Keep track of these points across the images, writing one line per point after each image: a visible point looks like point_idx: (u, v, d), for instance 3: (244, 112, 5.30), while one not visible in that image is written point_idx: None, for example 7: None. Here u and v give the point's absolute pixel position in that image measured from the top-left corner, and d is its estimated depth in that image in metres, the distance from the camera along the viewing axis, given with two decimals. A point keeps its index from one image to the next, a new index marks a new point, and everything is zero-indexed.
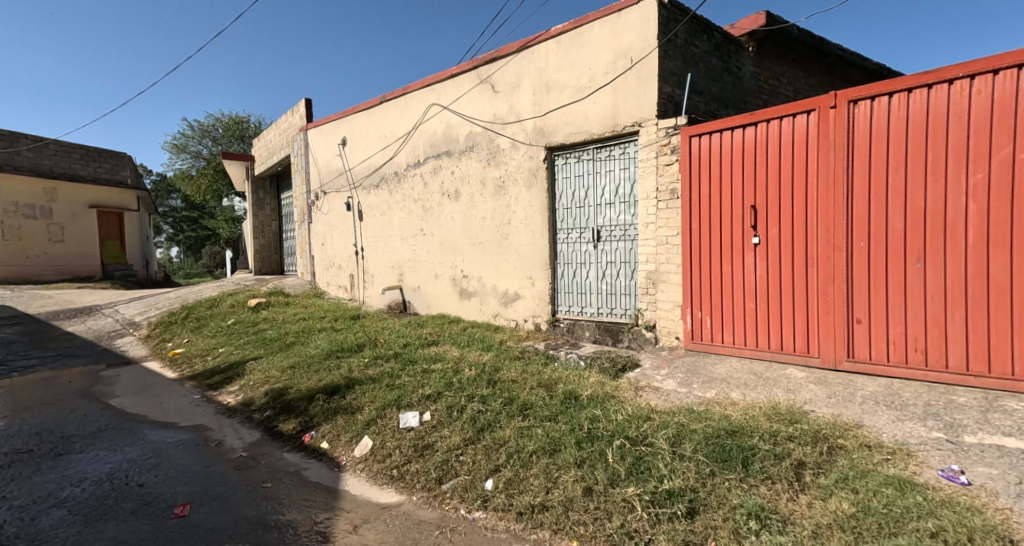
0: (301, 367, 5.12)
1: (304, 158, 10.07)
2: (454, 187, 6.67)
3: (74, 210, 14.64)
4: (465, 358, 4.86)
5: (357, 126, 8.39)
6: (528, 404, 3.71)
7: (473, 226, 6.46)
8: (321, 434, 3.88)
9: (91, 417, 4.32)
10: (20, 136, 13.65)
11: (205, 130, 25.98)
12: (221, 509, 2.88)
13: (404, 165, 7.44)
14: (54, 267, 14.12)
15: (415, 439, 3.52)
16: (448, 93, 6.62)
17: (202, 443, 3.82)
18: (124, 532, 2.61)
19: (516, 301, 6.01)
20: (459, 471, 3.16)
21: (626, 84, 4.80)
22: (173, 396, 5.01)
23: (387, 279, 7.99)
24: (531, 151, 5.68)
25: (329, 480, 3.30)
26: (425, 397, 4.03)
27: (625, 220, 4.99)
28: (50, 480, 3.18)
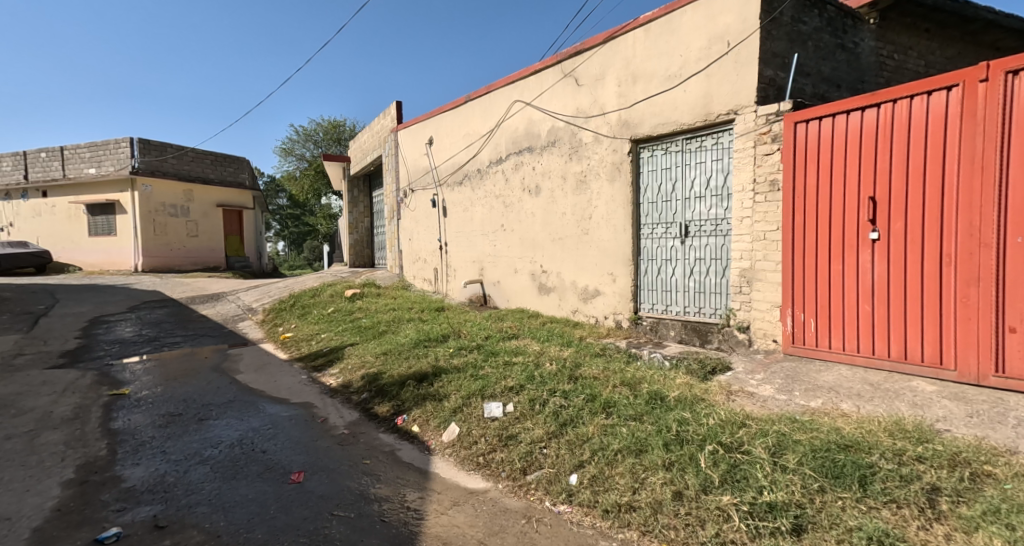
0: (393, 354, 5.44)
1: (394, 158, 10.62)
2: (536, 183, 6.69)
3: (206, 209, 16.66)
4: (545, 352, 4.88)
5: (442, 126, 8.70)
6: (611, 402, 3.64)
7: (553, 221, 6.45)
8: (411, 418, 4.10)
9: (222, 389, 4.92)
10: (168, 145, 15.54)
11: (308, 134, 28.27)
12: (329, 480, 3.14)
13: (487, 162, 7.60)
14: (189, 258, 16.20)
15: (499, 429, 3.60)
16: (531, 89, 6.64)
17: (310, 419, 4.20)
18: (253, 491, 2.94)
19: (596, 297, 5.92)
20: (543, 464, 3.19)
21: (721, 70, 4.52)
22: (285, 374, 5.55)
23: (469, 273, 8.22)
24: (615, 144, 5.55)
25: (420, 461, 3.49)
26: (508, 389, 4.10)
27: (717, 214, 4.73)
28: (194, 440, 3.66)
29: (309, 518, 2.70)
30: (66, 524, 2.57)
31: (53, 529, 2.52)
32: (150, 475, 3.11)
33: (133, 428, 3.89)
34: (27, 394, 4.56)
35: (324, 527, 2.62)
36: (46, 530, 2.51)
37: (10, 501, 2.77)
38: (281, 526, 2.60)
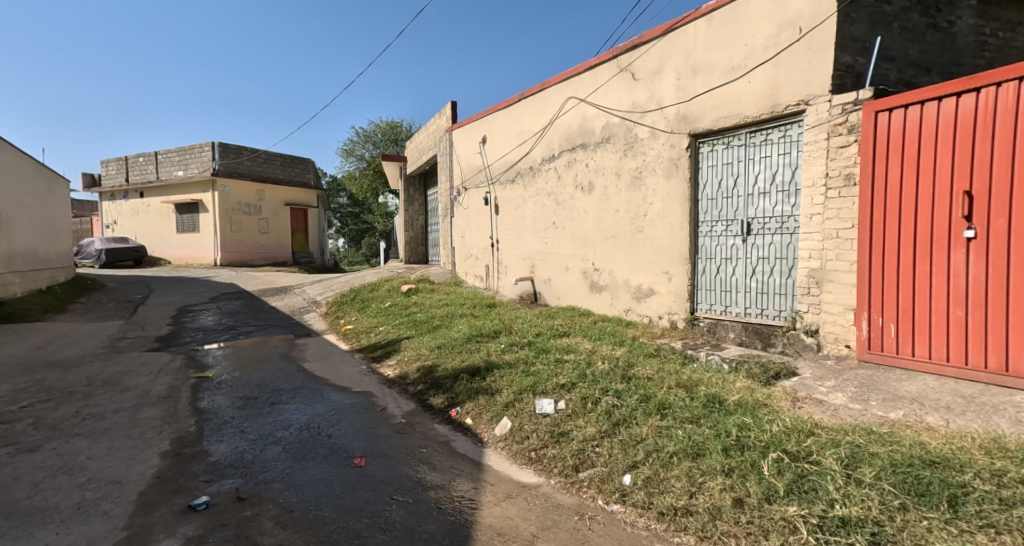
0: (446, 348, 5.58)
1: (448, 157, 10.84)
2: (588, 179, 6.63)
3: (275, 208, 17.72)
4: (597, 351, 4.83)
5: (496, 124, 8.78)
6: (666, 403, 3.56)
7: (606, 219, 6.37)
8: (465, 410, 4.20)
9: (291, 376, 5.24)
10: (243, 148, 16.66)
11: (368, 135, 29.39)
12: (390, 466, 3.28)
13: (539, 159, 7.61)
14: (260, 253, 17.30)
15: (551, 425, 3.61)
16: (586, 85, 6.58)
17: (370, 407, 4.40)
18: (321, 472, 3.13)
19: (650, 297, 5.80)
20: (595, 462, 3.18)
21: (791, 58, 4.30)
22: (347, 364, 5.84)
23: (520, 270, 8.26)
24: (673, 139, 5.40)
25: (473, 453, 3.57)
26: (559, 386, 4.10)
27: (783, 211, 4.51)
28: (268, 422, 3.93)
29: (371, 500, 2.84)
30: (164, 490, 2.84)
31: (154, 494, 2.80)
32: (232, 451, 3.38)
33: (217, 408, 4.23)
34: (129, 373, 5.07)
35: (385, 510, 2.75)
36: (148, 494, 2.79)
37: (119, 467, 3.10)
38: (346, 506, 2.76)
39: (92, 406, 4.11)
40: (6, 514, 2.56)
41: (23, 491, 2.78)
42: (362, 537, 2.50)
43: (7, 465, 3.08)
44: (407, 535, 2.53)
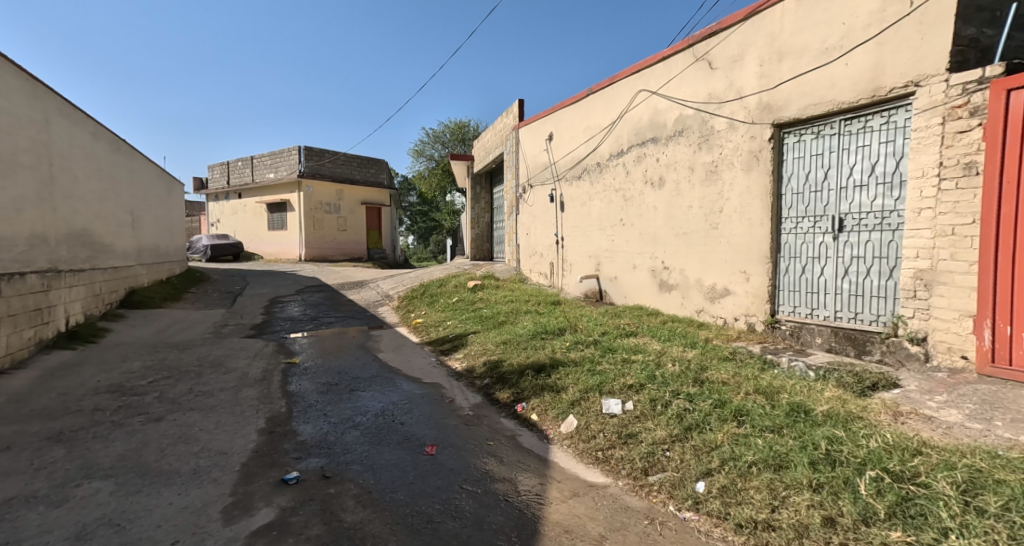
0: (512, 344, 5.62)
1: (514, 154, 10.89)
2: (659, 175, 6.40)
3: (352, 207, 18.71)
4: (667, 352, 4.65)
5: (563, 121, 8.71)
6: (744, 409, 3.36)
7: (678, 215, 6.12)
8: (531, 406, 4.21)
9: (367, 365, 5.52)
10: (324, 151, 17.72)
11: (437, 136, 30.28)
12: (459, 456, 3.36)
13: (607, 155, 7.45)
14: (338, 250, 18.34)
15: (618, 426, 3.53)
16: (657, 77, 6.33)
17: (439, 398, 4.52)
18: (396, 458, 3.26)
19: (725, 297, 5.50)
20: (666, 466, 3.06)
21: (898, 36, 3.89)
22: (417, 356, 6.05)
23: (585, 268, 8.14)
24: (754, 130, 5.08)
25: (540, 449, 3.56)
26: (627, 386, 3.99)
27: (884, 206, 4.12)
28: (348, 407, 4.16)
29: (442, 488, 2.92)
30: (261, 463, 3.09)
31: (254, 466, 3.05)
32: (317, 432, 3.61)
33: (303, 391, 4.54)
34: (231, 356, 5.57)
35: (455, 498, 2.82)
36: (249, 466, 3.05)
37: (225, 439, 3.41)
38: (419, 492, 2.86)
39: (202, 384, 4.56)
40: (138, 474, 2.89)
41: (151, 455, 3.14)
42: (434, 522, 2.58)
43: (138, 431, 3.48)
44: (477, 525, 2.58)
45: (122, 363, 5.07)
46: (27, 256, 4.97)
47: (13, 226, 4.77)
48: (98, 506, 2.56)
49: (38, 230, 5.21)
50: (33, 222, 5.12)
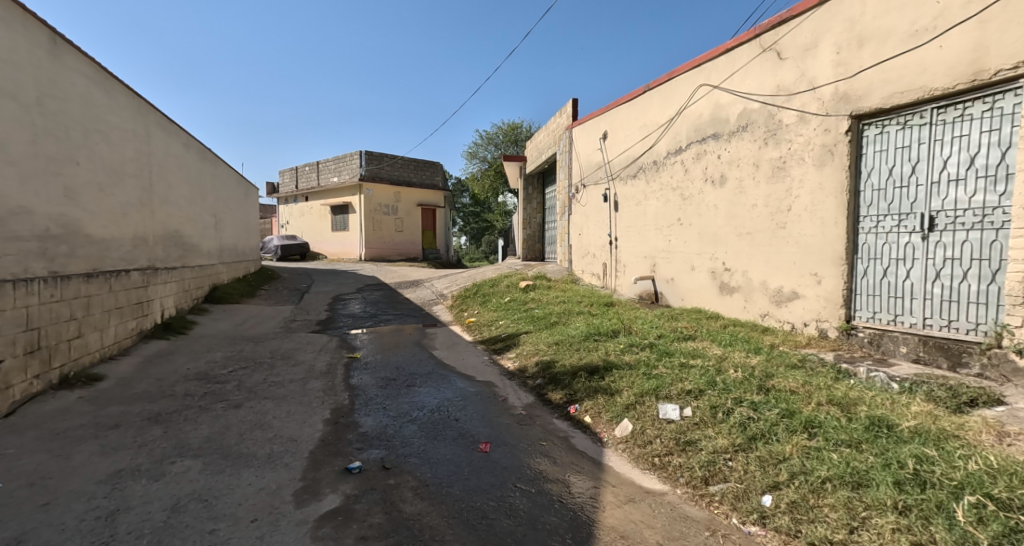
0: (564, 345, 5.57)
1: (567, 154, 10.79)
2: (720, 172, 6.12)
3: (408, 208, 19.26)
4: (727, 358, 4.42)
5: (617, 119, 8.53)
6: (816, 421, 3.13)
7: (741, 214, 5.83)
8: (584, 408, 4.14)
9: (423, 362, 5.65)
10: (383, 155, 18.36)
11: (490, 138, 30.61)
12: (513, 454, 3.36)
13: (664, 153, 7.22)
14: (395, 250, 18.93)
15: (676, 432, 3.40)
16: (720, 71, 6.06)
17: (492, 397, 4.54)
18: (451, 453, 3.30)
19: (793, 301, 5.18)
20: (728, 477, 2.91)
21: (1005, 12, 3.50)
22: (471, 354, 6.13)
23: (640, 269, 7.93)
24: (828, 122, 4.74)
25: (593, 452, 3.49)
26: (685, 392, 3.83)
27: (985, 202, 3.73)
28: (405, 402, 4.27)
29: (496, 485, 2.93)
30: (327, 452, 3.22)
31: (321, 454, 3.19)
32: (377, 424, 3.73)
33: (364, 385, 4.71)
34: (299, 350, 5.89)
35: (509, 496, 2.82)
36: (317, 454, 3.19)
37: (295, 427, 3.60)
38: (474, 488, 2.88)
39: (274, 375, 4.83)
40: (222, 456, 3.10)
41: (232, 438, 3.36)
42: (489, 518, 2.59)
43: (221, 416, 3.74)
44: (532, 524, 2.57)
45: (206, 353, 5.48)
46: (131, 256, 5.46)
47: (121, 228, 5.27)
48: (188, 482, 2.76)
49: (139, 232, 5.72)
50: (136, 225, 5.63)
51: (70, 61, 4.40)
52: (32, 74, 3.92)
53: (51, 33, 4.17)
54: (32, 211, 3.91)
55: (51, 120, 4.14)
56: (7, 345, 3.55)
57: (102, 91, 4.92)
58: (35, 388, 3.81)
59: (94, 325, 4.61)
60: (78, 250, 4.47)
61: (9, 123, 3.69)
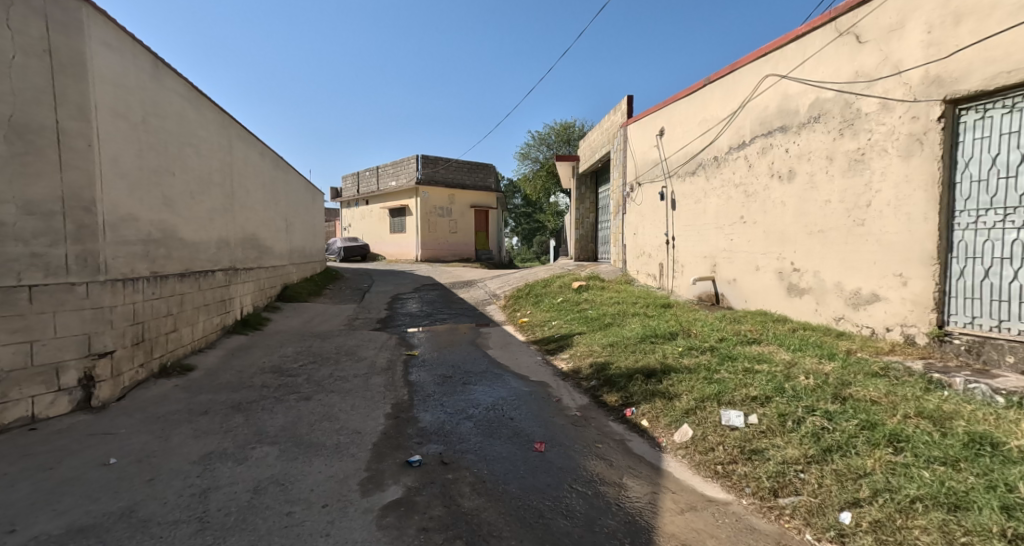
0: (619, 347, 5.48)
1: (622, 152, 10.60)
2: (789, 167, 5.81)
3: (462, 210, 19.61)
4: (796, 363, 4.19)
5: (675, 115, 8.28)
6: (902, 434, 2.91)
7: (811, 211, 5.50)
8: (641, 411, 4.06)
9: (478, 360, 5.74)
10: (438, 158, 18.82)
11: (543, 138, 30.58)
12: (569, 455, 3.36)
13: (726, 148, 6.94)
14: (450, 251, 19.34)
15: (740, 440, 3.26)
16: (789, 60, 5.74)
17: (547, 397, 4.54)
18: (509, 452, 3.35)
19: (873, 304, 4.83)
20: (800, 490, 2.76)
21: None
22: (524, 354, 6.16)
23: (699, 269, 7.65)
24: (916, 109, 4.38)
25: (651, 456, 3.42)
26: (750, 398, 3.67)
27: None
28: (461, 399, 4.36)
29: (553, 485, 2.94)
30: (389, 445, 3.36)
31: (384, 446, 3.33)
32: (436, 420, 3.84)
33: (422, 382, 4.86)
34: (361, 346, 6.16)
35: (566, 497, 2.82)
36: (381, 446, 3.33)
37: (360, 420, 3.78)
38: (531, 487, 2.91)
39: (340, 370, 5.09)
40: (296, 444, 3.31)
41: (304, 428, 3.58)
42: (546, 518, 2.61)
43: (294, 407, 3.99)
44: (589, 527, 2.56)
45: (279, 348, 5.86)
46: (216, 257, 5.93)
47: (208, 232, 5.73)
48: (267, 467, 2.97)
49: (223, 236, 6.19)
50: (220, 229, 6.10)
51: (168, 82, 4.83)
52: (137, 96, 4.34)
53: (154, 58, 4.60)
54: (138, 217, 4.33)
55: (152, 136, 4.57)
56: (118, 337, 3.97)
57: (193, 107, 5.37)
58: (140, 376, 4.23)
59: (186, 320, 5.05)
60: (174, 252, 4.91)
61: (120, 141, 4.11)
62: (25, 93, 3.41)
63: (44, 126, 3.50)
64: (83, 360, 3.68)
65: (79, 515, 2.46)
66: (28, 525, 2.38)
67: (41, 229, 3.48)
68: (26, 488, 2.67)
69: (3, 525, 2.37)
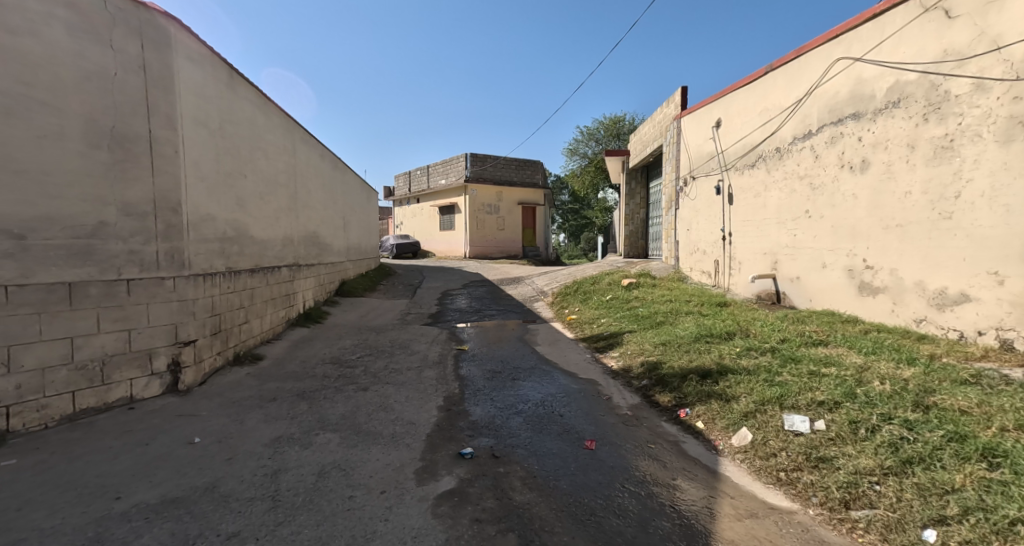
0: (672, 346, 5.33)
1: (675, 146, 10.28)
2: (861, 157, 5.43)
3: (511, 207, 19.70)
4: (869, 367, 3.92)
5: (733, 105, 7.93)
6: (998, 448, 2.66)
7: (887, 204, 5.13)
8: (695, 413, 3.93)
9: (527, 357, 5.76)
10: (487, 156, 19.01)
11: (591, 133, 30.16)
12: (620, 454, 3.31)
13: (789, 139, 6.58)
14: (498, 248, 19.50)
15: (806, 446, 3.09)
16: (863, 41, 5.35)
17: (596, 395, 4.49)
18: (560, 448, 3.34)
19: (962, 304, 4.44)
20: (875, 503, 2.60)
21: None
22: (573, 351, 6.13)
23: (758, 266, 7.31)
24: (1017, 89, 4.00)
25: (707, 459, 3.32)
26: (817, 403, 3.47)
27: None
28: (511, 394, 4.40)
29: (606, 484, 2.91)
30: (442, 436, 3.44)
31: (437, 437, 3.42)
32: (486, 414, 3.89)
33: (472, 376, 4.94)
34: (414, 340, 6.34)
35: (618, 496, 2.79)
36: (434, 437, 3.42)
37: (414, 411, 3.90)
38: (582, 484, 2.89)
39: (394, 363, 5.27)
40: (356, 432, 3.46)
41: (363, 417, 3.73)
42: (598, 516, 2.58)
43: (353, 397, 4.16)
44: (643, 527, 2.52)
45: (338, 340, 6.13)
46: (282, 254, 6.28)
47: (274, 230, 6.06)
48: (331, 452, 3.13)
49: (288, 234, 6.54)
50: (285, 227, 6.44)
51: (242, 91, 5.16)
52: (215, 104, 4.65)
53: (230, 69, 4.91)
54: (215, 217, 4.65)
55: (228, 141, 4.89)
56: (199, 327, 4.29)
57: (262, 113, 5.70)
58: (218, 363, 4.55)
59: (256, 313, 5.38)
60: (246, 249, 5.24)
61: (200, 146, 4.42)
62: (124, 106, 3.74)
63: (139, 135, 3.82)
64: (171, 347, 4.01)
65: (171, 487, 2.68)
66: (129, 493, 2.62)
67: (136, 228, 3.81)
68: (127, 461, 2.95)
69: (109, 492, 2.63)
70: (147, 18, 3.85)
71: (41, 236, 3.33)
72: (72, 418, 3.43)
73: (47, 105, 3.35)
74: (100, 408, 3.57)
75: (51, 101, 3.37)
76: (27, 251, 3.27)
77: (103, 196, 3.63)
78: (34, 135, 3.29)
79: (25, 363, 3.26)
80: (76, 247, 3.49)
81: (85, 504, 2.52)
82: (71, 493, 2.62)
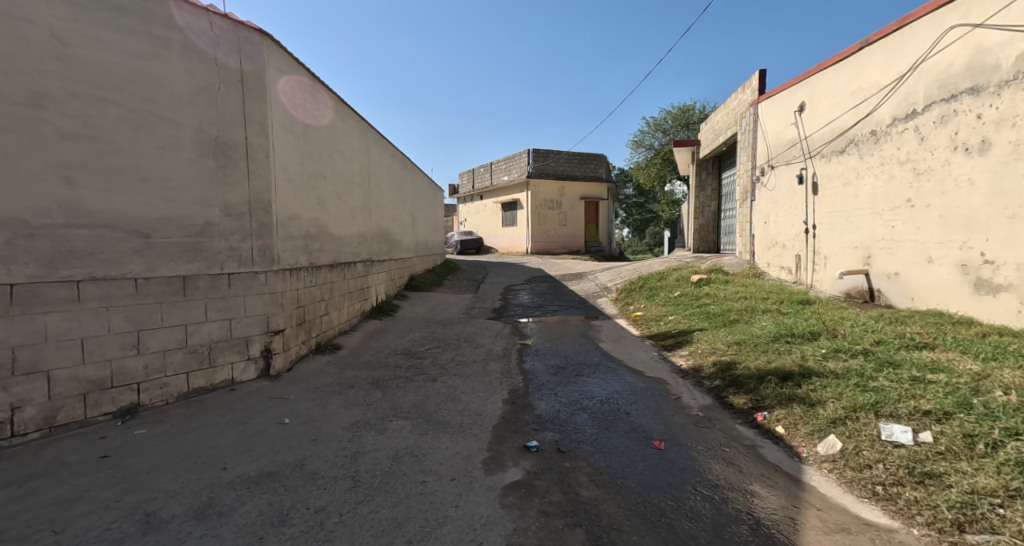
0: (747, 345, 5.02)
1: (752, 133, 9.65)
2: (980, 137, 4.80)
3: (574, 202, 19.47)
4: (986, 374, 3.46)
5: (821, 86, 7.30)
6: None
7: (1013, 190, 4.51)
8: (775, 417, 3.67)
9: (592, 353, 5.66)
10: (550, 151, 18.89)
11: (658, 124, 29.11)
12: (691, 456, 3.16)
13: (888, 120, 5.96)
14: (561, 243, 19.35)
15: (908, 460, 2.79)
16: (986, 4, 4.72)
17: (665, 394, 4.32)
18: (627, 447, 3.24)
19: None
20: (998, 528, 2.29)
21: None
22: (639, 348, 5.94)
23: (847, 261, 6.70)
24: None
25: (789, 466, 3.08)
26: (921, 412, 3.11)
27: None
28: (575, 390, 4.33)
29: (676, 485, 2.79)
30: (508, 428, 3.45)
31: (503, 429, 3.44)
32: (551, 409, 3.86)
33: (536, 370, 4.93)
34: (479, 334, 6.44)
35: (690, 499, 2.66)
36: (501, 429, 3.45)
37: (480, 403, 3.94)
38: (652, 484, 2.78)
39: (461, 355, 5.38)
40: (426, 420, 3.55)
41: (432, 406, 3.83)
42: (669, 518, 2.48)
43: (422, 386, 4.29)
44: (718, 533, 2.39)
45: (408, 332, 6.34)
46: (357, 249, 6.58)
47: (350, 227, 6.36)
48: (404, 439, 3.24)
49: (361, 229, 6.83)
50: (359, 223, 6.73)
51: (322, 96, 5.43)
52: (299, 109, 4.93)
53: (312, 77, 5.19)
54: (300, 216, 4.95)
55: (310, 144, 5.17)
56: (287, 317, 4.59)
57: (340, 116, 5.98)
58: (302, 350, 4.86)
59: (335, 305, 5.68)
60: (325, 245, 5.53)
61: (287, 150, 4.71)
62: (226, 116, 4.06)
63: (237, 142, 4.13)
64: (264, 335, 4.32)
65: (268, 462, 2.89)
66: (234, 465, 2.85)
67: (236, 227, 4.13)
68: (231, 436, 3.22)
69: (218, 463, 2.88)
70: (244, 34, 4.15)
71: (161, 235, 3.70)
72: (186, 396, 3.80)
73: (165, 118, 3.70)
74: (208, 388, 3.93)
75: (169, 115, 3.72)
76: (151, 248, 3.64)
77: (209, 198, 3.96)
78: (156, 146, 3.66)
79: (150, 346, 3.64)
80: (188, 245, 3.84)
81: (199, 472, 2.77)
82: (187, 461, 2.89)
